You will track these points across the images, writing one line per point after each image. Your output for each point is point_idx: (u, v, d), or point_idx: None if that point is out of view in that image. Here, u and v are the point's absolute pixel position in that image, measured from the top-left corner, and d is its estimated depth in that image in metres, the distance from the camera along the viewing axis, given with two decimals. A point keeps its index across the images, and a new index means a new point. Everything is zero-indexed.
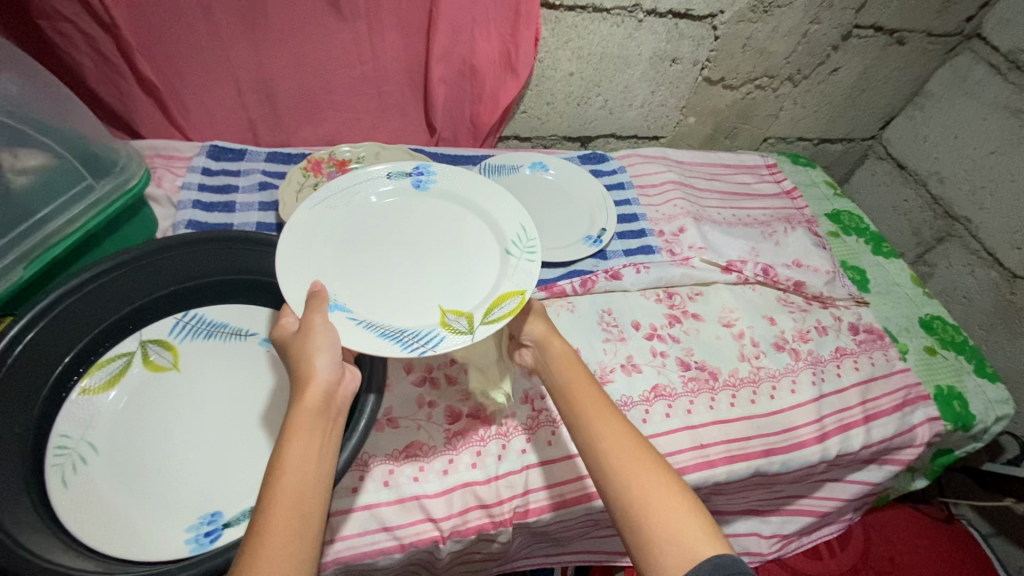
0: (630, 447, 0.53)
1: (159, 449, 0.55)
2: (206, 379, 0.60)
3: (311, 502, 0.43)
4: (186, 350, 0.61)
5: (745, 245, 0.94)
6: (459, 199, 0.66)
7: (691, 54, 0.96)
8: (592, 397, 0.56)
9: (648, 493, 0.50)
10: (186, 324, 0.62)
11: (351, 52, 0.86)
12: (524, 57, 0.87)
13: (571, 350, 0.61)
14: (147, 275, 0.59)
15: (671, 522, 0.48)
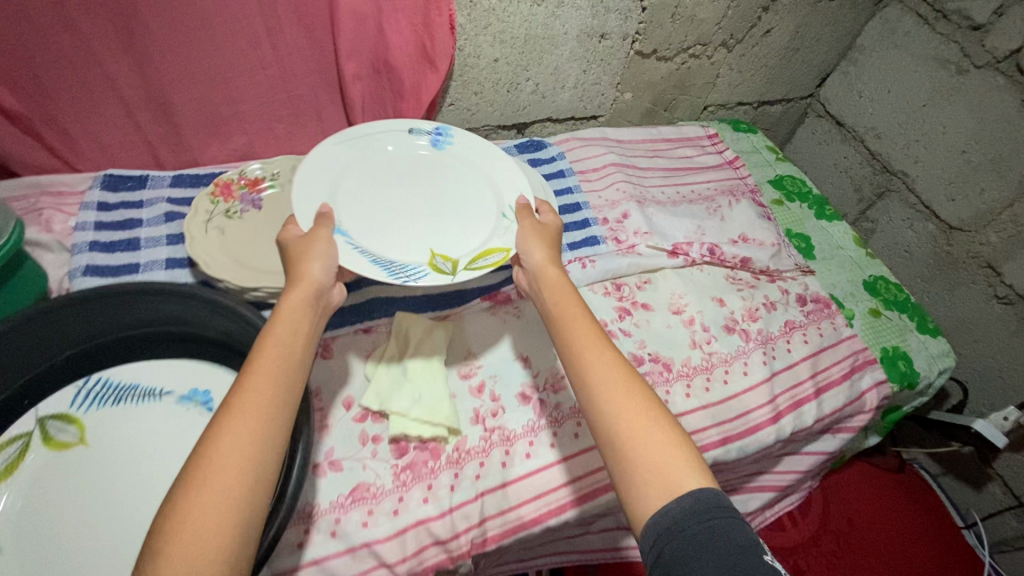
0: (626, 380, 0.53)
1: (73, 536, 0.50)
2: (119, 449, 0.54)
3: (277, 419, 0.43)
4: (93, 421, 0.55)
5: (690, 225, 0.92)
6: (471, 161, 0.79)
7: (620, 28, 0.91)
8: (588, 328, 0.57)
9: (637, 424, 0.51)
10: (92, 390, 0.57)
11: (250, 56, 0.78)
12: (441, 48, 0.81)
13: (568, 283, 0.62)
14: (31, 345, 0.53)
15: (657, 453, 0.49)
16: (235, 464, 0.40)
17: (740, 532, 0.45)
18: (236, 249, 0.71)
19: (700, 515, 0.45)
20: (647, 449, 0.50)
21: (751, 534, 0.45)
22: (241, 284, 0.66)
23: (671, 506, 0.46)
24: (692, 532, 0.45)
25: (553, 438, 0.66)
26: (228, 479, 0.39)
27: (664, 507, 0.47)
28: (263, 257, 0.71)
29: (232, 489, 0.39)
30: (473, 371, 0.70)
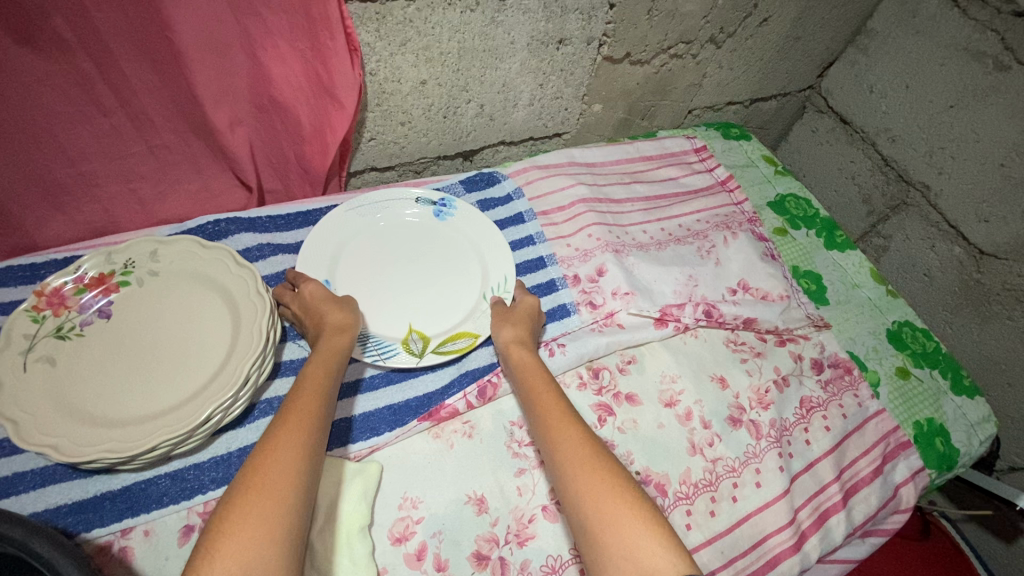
0: (592, 453, 0.48)
1: None
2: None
3: (287, 500, 0.41)
4: None
5: (681, 275, 0.75)
6: (466, 236, 0.71)
7: (582, 31, 0.71)
8: (553, 398, 0.52)
9: (602, 502, 0.45)
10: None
11: (80, 101, 0.54)
12: (343, 79, 0.60)
13: (533, 357, 0.57)
14: None
15: (630, 532, 0.43)
16: (245, 554, 0.38)
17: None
18: (66, 393, 0.50)
19: None
20: (617, 532, 0.43)
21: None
22: (68, 458, 0.46)
23: None
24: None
25: None
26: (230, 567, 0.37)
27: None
28: (107, 402, 0.51)
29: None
30: (410, 531, 0.53)
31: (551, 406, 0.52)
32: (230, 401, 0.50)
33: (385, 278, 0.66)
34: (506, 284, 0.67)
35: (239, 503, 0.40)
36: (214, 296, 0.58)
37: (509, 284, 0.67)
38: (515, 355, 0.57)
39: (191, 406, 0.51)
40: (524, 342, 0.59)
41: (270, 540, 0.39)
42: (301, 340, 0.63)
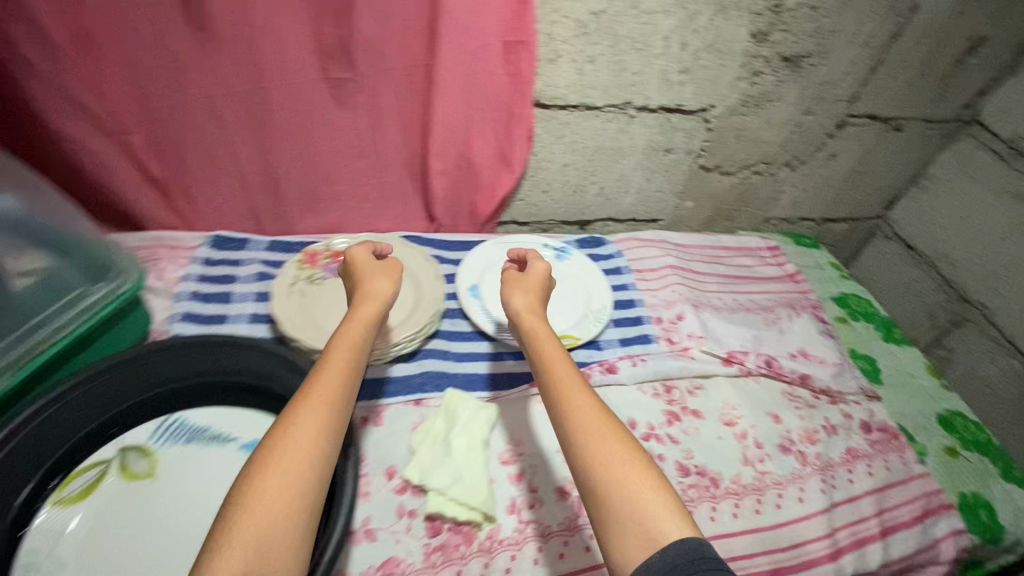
0: (602, 420, 0.55)
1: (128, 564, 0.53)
2: (179, 483, 0.59)
3: (316, 443, 0.48)
4: (165, 456, 0.61)
5: (748, 334, 0.91)
6: (576, 273, 0.95)
7: (685, 144, 0.98)
8: (567, 376, 0.59)
9: (613, 471, 0.51)
10: (161, 433, 0.62)
11: (354, 146, 0.89)
12: (518, 152, 0.90)
13: (553, 339, 0.65)
14: (137, 378, 0.61)
15: (637, 496, 0.50)
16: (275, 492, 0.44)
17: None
18: (311, 312, 0.78)
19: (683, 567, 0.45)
20: (626, 495, 0.50)
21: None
22: (314, 346, 0.72)
23: (652, 557, 0.46)
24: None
25: (589, 541, 0.65)
26: (265, 507, 0.44)
27: (640, 560, 0.46)
28: (336, 324, 0.77)
29: (264, 517, 0.43)
30: (513, 459, 0.70)
31: (565, 377, 0.59)
32: (411, 337, 0.76)
33: None
34: (604, 309, 0.88)
35: (277, 444, 0.47)
36: (406, 278, 0.86)
37: (607, 309, 0.89)
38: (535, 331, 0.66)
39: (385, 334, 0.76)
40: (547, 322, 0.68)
41: (296, 478, 0.46)
42: (452, 320, 0.86)
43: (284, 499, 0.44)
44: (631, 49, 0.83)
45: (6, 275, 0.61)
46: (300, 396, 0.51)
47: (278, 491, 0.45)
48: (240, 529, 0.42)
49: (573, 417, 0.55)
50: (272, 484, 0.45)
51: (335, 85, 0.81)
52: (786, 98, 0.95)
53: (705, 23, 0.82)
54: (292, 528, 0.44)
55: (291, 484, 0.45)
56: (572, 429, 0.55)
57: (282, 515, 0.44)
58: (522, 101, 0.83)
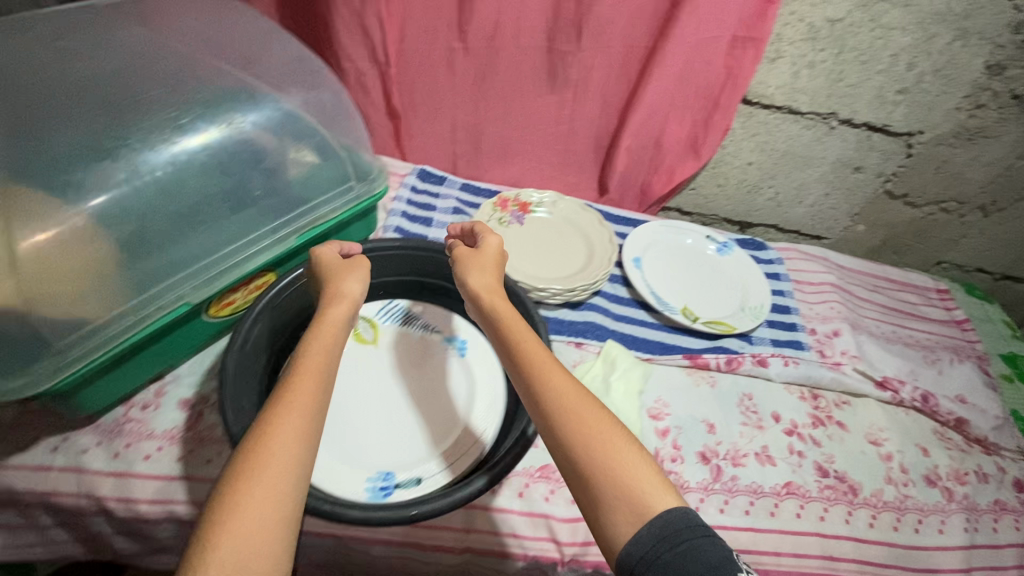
0: (583, 400, 0.51)
1: (355, 404, 0.65)
2: (396, 353, 0.71)
3: (299, 445, 0.45)
4: (385, 330, 0.73)
5: (904, 365, 0.90)
6: (737, 269, 0.97)
7: (877, 165, 0.97)
8: (538, 355, 0.55)
9: (611, 457, 0.48)
10: (386, 313, 0.75)
11: (550, 114, 0.98)
12: (710, 143, 0.94)
13: (490, 309, 0.60)
14: (376, 264, 0.74)
15: (627, 474, 0.48)
16: (255, 498, 0.41)
17: (717, 550, 0.45)
18: (500, 248, 0.88)
19: (674, 539, 0.45)
20: (611, 476, 0.48)
21: (725, 547, 0.46)
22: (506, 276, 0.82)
23: (642, 533, 0.45)
24: (665, 561, 0.44)
25: (723, 504, 0.69)
26: (247, 517, 0.40)
27: (631, 538, 0.45)
28: (521, 263, 0.87)
29: (250, 522, 0.40)
30: (661, 416, 0.76)
31: (543, 357, 0.55)
32: (586, 287, 0.83)
33: (675, 271, 0.94)
34: (763, 307, 0.91)
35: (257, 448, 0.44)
36: (580, 236, 0.93)
37: (765, 308, 0.91)
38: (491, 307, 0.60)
39: (564, 281, 0.85)
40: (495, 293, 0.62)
41: (276, 483, 0.42)
42: (615, 284, 0.92)
43: (265, 512, 0.41)
44: (855, 61, 0.84)
45: (287, 157, 0.67)
46: (283, 395, 0.47)
47: (263, 501, 0.41)
48: (218, 544, 0.39)
49: (558, 398, 0.51)
50: (252, 490, 0.42)
51: (557, 57, 0.89)
52: (1004, 138, 0.91)
53: (940, 46, 0.81)
54: (280, 529, 0.41)
55: (276, 491, 0.42)
56: (556, 414, 0.51)
57: (271, 519, 0.41)
58: (732, 94, 0.87)
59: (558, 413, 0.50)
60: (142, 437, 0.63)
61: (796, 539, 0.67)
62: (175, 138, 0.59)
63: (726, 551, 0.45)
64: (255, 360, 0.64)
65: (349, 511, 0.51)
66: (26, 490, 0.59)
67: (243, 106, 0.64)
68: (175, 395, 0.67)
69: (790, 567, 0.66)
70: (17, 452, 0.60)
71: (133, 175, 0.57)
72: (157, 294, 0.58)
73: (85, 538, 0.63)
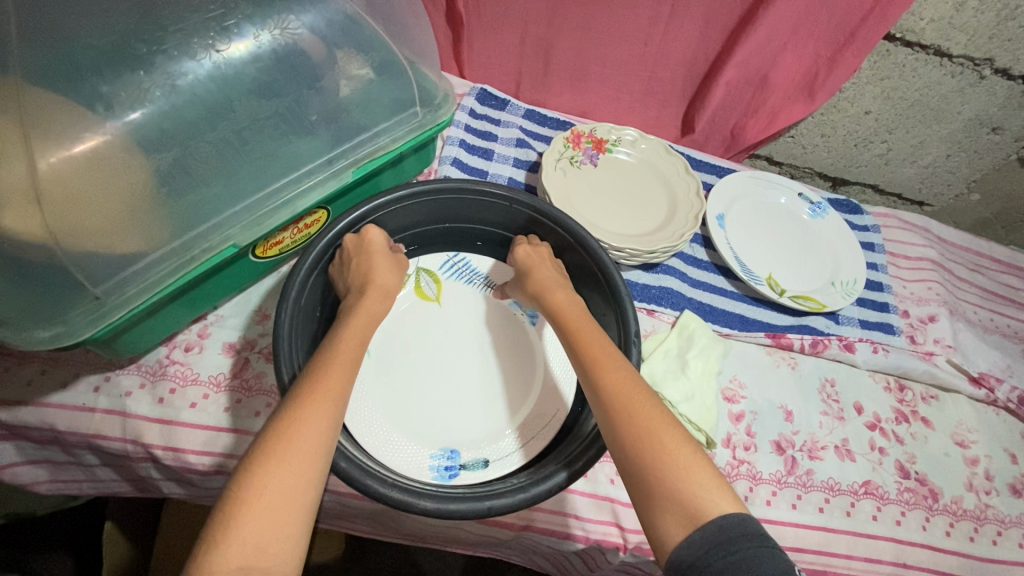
0: (636, 394, 0.48)
1: (417, 370, 0.60)
2: (461, 315, 0.65)
3: (332, 423, 0.43)
4: (449, 287, 0.66)
5: (1001, 360, 0.82)
6: (829, 236, 0.86)
7: (1020, 127, 0.83)
8: (598, 341, 0.52)
9: (665, 450, 0.44)
10: (450, 268, 0.68)
11: (642, 31, 0.81)
12: (830, 85, 0.79)
13: (547, 296, 0.58)
14: (440, 208, 0.65)
15: (680, 473, 0.43)
16: (283, 476, 0.39)
17: (775, 562, 0.39)
18: (569, 194, 0.77)
19: (727, 548, 0.40)
20: (663, 474, 0.43)
21: (784, 558, 0.40)
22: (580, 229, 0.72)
23: (693, 536, 0.41)
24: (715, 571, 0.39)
25: (796, 500, 0.64)
26: (273, 496, 0.38)
27: (682, 542, 0.41)
28: (593, 214, 0.76)
29: (275, 500, 0.38)
30: (737, 398, 0.70)
31: (595, 349, 0.52)
32: (667, 249, 0.73)
33: (761, 234, 0.84)
34: (858, 284, 0.81)
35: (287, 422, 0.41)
36: (660, 184, 0.82)
37: (858, 285, 0.81)
38: (551, 291, 0.58)
39: (642, 239, 0.75)
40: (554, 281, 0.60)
41: (310, 461, 0.40)
42: (694, 245, 0.82)
43: (289, 494, 0.38)
44: None
45: (335, 73, 0.55)
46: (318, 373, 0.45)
47: (290, 481, 0.39)
48: (238, 524, 0.37)
49: (607, 391, 0.48)
50: (279, 474, 0.39)
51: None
52: None
53: None
54: (302, 510, 0.39)
55: (307, 470, 0.40)
56: (604, 408, 0.47)
57: (295, 499, 0.39)
58: (875, 25, 0.72)
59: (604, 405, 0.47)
60: (187, 382, 0.59)
61: (869, 542, 0.63)
62: (217, 45, 0.50)
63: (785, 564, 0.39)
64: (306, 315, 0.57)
65: (422, 503, 0.46)
66: (69, 430, 0.56)
67: (296, 5, 0.54)
68: (219, 338, 0.62)
69: (861, 571, 0.62)
70: (57, 390, 0.56)
71: (169, 87, 0.48)
72: (203, 234, 0.50)
73: (132, 478, 0.61)
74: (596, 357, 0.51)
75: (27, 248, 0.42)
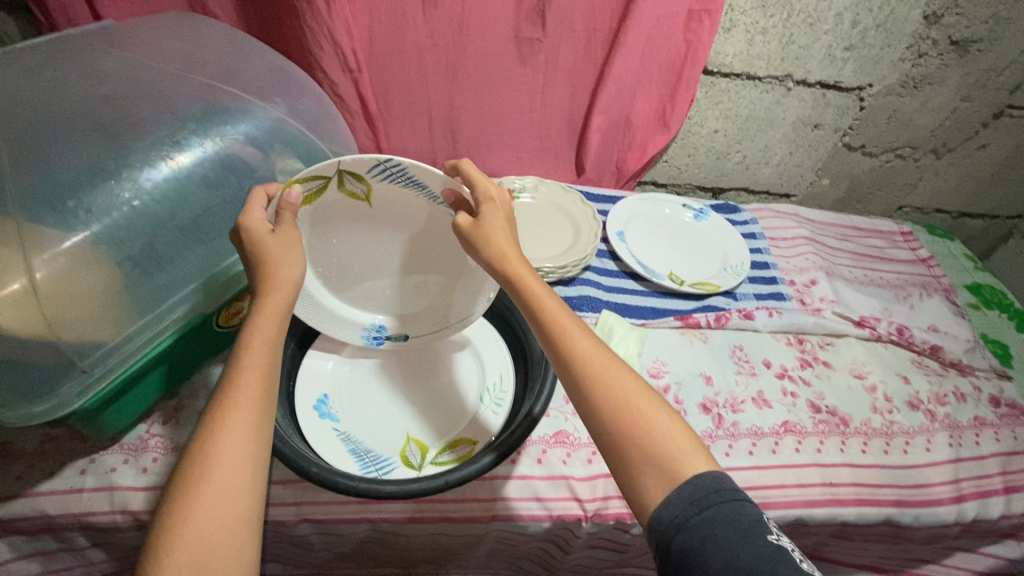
0: (608, 366, 0.51)
1: (353, 254, 0.67)
2: (395, 215, 0.65)
3: (252, 446, 0.45)
4: (380, 188, 0.62)
5: (879, 305, 0.96)
6: (714, 234, 1.02)
7: (834, 121, 1.03)
8: (562, 314, 0.53)
9: (641, 421, 0.48)
10: (375, 171, 0.59)
11: (525, 101, 0.99)
12: (678, 114, 0.99)
13: (501, 261, 0.55)
14: None
15: (654, 440, 0.48)
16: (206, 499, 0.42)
17: (746, 513, 0.44)
18: None
19: (702, 502, 0.44)
20: (641, 443, 0.48)
21: (754, 510, 0.45)
22: None
23: (670, 497, 0.45)
24: (694, 523, 0.44)
25: (728, 448, 0.73)
26: (203, 521, 0.41)
27: (659, 501, 0.46)
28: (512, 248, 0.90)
29: (206, 523, 0.41)
30: (661, 374, 0.80)
31: (562, 320, 0.53)
32: (577, 262, 0.87)
33: (656, 240, 0.99)
34: (743, 264, 0.96)
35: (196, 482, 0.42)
36: (565, 216, 0.97)
37: (745, 266, 0.96)
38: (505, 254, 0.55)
39: (556, 259, 0.88)
40: (509, 241, 0.56)
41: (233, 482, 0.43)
42: (604, 258, 0.96)
43: (217, 517, 0.41)
44: (804, 24, 0.89)
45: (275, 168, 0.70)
46: (201, 475, 0.42)
47: (219, 504, 0.42)
48: (169, 553, 0.40)
49: (575, 359, 0.51)
50: (207, 500, 0.42)
51: (525, 43, 0.90)
52: (947, 82, 0.99)
53: (880, 3, 0.87)
54: (238, 529, 0.42)
55: (236, 493, 0.43)
56: (581, 379, 0.50)
57: (222, 519, 0.41)
58: (693, 65, 0.92)
59: (582, 377, 0.50)
60: (168, 450, 0.65)
61: (798, 471, 0.72)
62: (171, 155, 0.63)
63: (755, 514, 0.45)
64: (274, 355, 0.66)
65: (385, 487, 0.54)
66: (60, 513, 0.60)
67: (231, 119, 0.68)
68: (193, 407, 0.69)
69: (795, 497, 0.70)
70: (46, 479, 0.61)
71: (135, 192, 0.59)
72: (171, 306, 0.61)
73: (124, 554, 0.65)
74: (562, 334, 0.52)
75: (27, 348, 0.49)
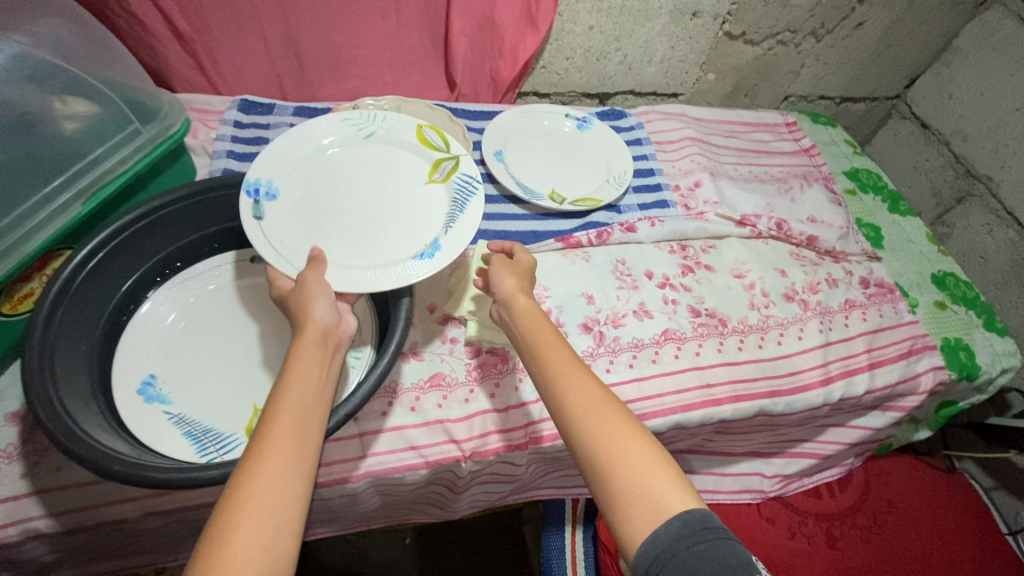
0: (607, 401, 0.47)
1: (336, 193, 0.65)
2: (418, 202, 0.66)
3: (276, 514, 0.38)
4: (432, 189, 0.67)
5: (760, 201, 0.95)
6: (597, 143, 0.96)
7: (712, 8, 0.96)
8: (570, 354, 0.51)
9: (634, 453, 0.45)
10: (461, 178, 0.67)
11: (372, 6, 0.85)
12: (545, 9, 0.88)
13: (525, 312, 0.55)
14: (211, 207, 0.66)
15: (644, 475, 0.44)
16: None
17: (734, 553, 0.41)
18: None
19: (688, 538, 0.41)
20: (632, 479, 0.44)
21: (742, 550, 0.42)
22: None
23: (657, 532, 0.41)
24: (681, 559, 0.40)
25: (609, 365, 0.71)
26: None
27: (645, 535, 0.42)
28: None
29: None
30: (542, 300, 0.76)
31: (569, 357, 0.50)
32: None
33: (536, 156, 0.92)
34: (626, 174, 0.91)
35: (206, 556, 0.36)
36: None
37: (628, 175, 0.92)
38: (518, 302, 0.56)
39: None
40: (527, 292, 0.58)
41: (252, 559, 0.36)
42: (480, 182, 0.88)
43: None
44: None
45: (50, 115, 0.58)
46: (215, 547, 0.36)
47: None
48: None
49: (575, 393, 0.47)
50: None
51: None
52: None
53: None
54: None
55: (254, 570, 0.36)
56: (584, 412, 0.46)
57: None
58: None
59: (582, 409, 0.47)
60: None
61: (677, 379, 0.72)
62: None
63: (744, 554, 0.41)
64: (77, 337, 0.56)
65: (208, 472, 0.47)
66: None
67: None
68: None
69: (673, 404, 0.70)
70: None
71: None
72: None
73: None
74: (564, 369, 0.49)
75: None
